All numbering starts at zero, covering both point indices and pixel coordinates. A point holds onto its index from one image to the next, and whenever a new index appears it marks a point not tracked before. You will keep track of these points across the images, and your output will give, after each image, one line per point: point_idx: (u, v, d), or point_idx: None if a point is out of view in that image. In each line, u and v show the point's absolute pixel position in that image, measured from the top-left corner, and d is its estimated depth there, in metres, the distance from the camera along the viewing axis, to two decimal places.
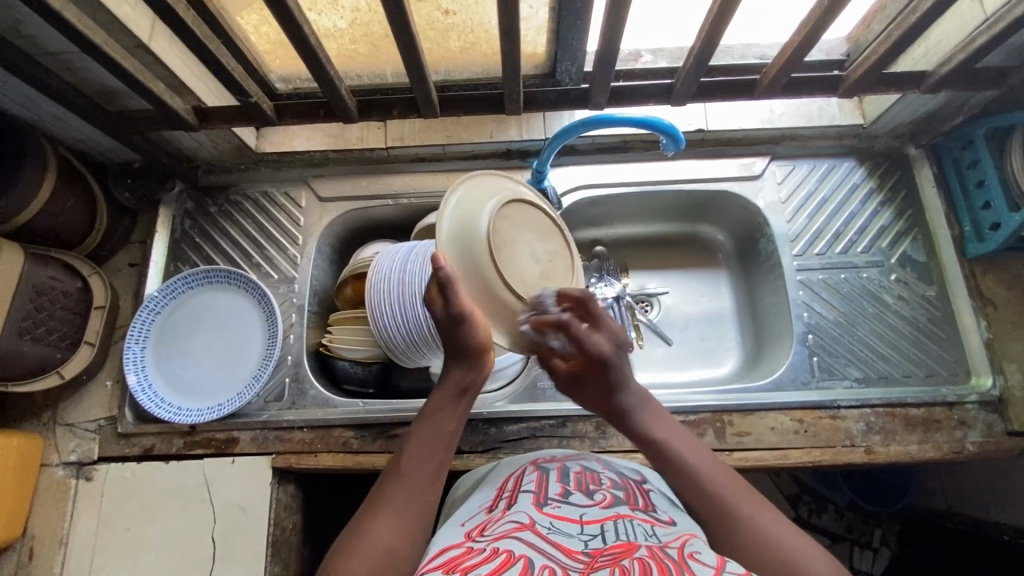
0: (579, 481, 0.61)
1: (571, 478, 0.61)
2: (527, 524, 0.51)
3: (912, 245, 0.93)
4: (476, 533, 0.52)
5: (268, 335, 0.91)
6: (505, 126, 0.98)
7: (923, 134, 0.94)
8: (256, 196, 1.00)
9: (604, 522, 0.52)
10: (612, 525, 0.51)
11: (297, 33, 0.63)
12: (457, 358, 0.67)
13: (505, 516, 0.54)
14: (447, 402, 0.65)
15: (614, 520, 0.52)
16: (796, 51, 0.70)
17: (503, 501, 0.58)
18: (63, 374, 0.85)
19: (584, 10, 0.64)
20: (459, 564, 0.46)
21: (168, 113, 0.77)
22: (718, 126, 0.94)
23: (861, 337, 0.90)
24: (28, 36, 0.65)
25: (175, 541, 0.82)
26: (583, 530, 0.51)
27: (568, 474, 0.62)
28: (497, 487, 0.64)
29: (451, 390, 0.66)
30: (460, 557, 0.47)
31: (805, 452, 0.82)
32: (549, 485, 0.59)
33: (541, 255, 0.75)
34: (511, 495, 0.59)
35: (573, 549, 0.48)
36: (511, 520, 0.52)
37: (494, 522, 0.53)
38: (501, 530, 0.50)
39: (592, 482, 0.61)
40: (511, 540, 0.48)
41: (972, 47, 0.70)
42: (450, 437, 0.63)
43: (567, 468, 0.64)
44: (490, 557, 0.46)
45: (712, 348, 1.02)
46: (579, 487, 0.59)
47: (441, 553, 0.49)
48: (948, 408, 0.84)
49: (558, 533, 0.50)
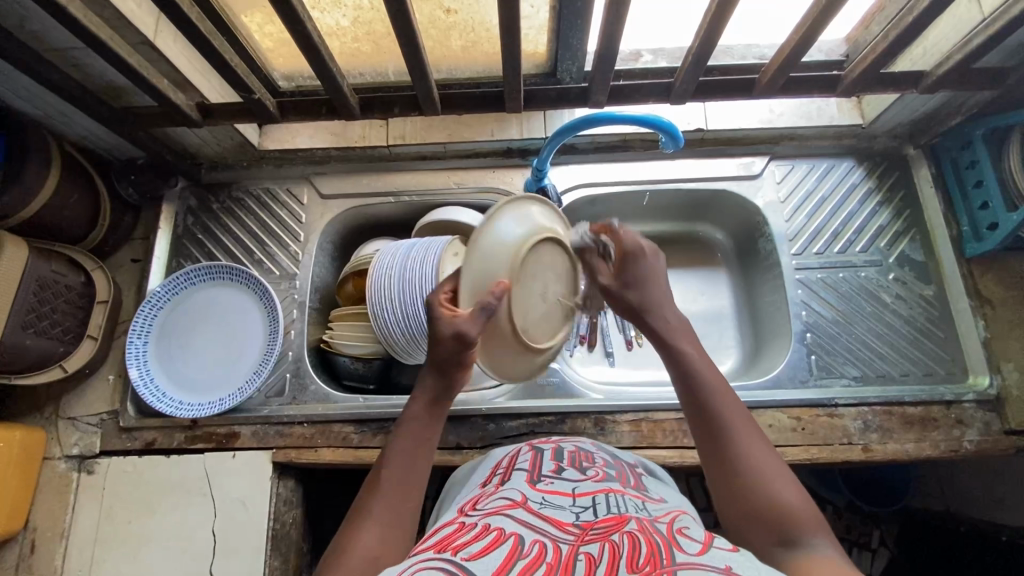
0: (572, 459, 0.62)
1: (564, 456, 0.62)
2: (518, 500, 0.51)
3: (911, 244, 0.94)
4: (468, 508, 0.53)
5: (269, 331, 0.92)
6: (506, 125, 0.98)
7: (922, 134, 0.94)
8: (258, 193, 1.01)
9: (596, 495, 0.53)
10: (604, 498, 0.52)
11: (300, 30, 0.63)
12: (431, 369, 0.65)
13: (498, 492, 0.55)
14: (422, 412, 0.64)
15: (606, 493, 0.53)
16: (794, 51, 0.71)
17: (497, 476, 0.60)
18: (66, 368, 0.86)
19: (585, 9, 0.65)
20: (451, 542, 0.45)
21: (172, 109, 0.77)
22: (717, 126, 0.95)
23: (859, 336, 0.90)
24: (34, 31, 0.66)
25: (175, 534, 0.83)
26: (574, 503, 0.51)
27: (562, 453, 0.63)
28: (494, 466, 0.65)
29: (425, 400, 0.65)
30: (452, 535, 0.47)
31: (802, 449, 0.82)
32: (542, 464, 0.60)
33: (551, 297, 0.72)
34: (505, 472, 0.60)
35: (564, 521, 0.48)
36: (503, 496, 0.53)
37: (486, 497, 0.54)
38: (493, 505, 0.51)
39: (586, 460, 0.62)
40: (502, 516, 0.49)
41: (969, 47, 0.71)
42: (429, 446, 0.62)
43: (562, 449, 0.64)
44: (480, 534, 0.46)
45: (711, 347, 1.02)
46: (572, 463, 0.60)
47: (435, 531, 0.49)
48: (945, 407, 0.84)
49: (550, 507, 0.50)
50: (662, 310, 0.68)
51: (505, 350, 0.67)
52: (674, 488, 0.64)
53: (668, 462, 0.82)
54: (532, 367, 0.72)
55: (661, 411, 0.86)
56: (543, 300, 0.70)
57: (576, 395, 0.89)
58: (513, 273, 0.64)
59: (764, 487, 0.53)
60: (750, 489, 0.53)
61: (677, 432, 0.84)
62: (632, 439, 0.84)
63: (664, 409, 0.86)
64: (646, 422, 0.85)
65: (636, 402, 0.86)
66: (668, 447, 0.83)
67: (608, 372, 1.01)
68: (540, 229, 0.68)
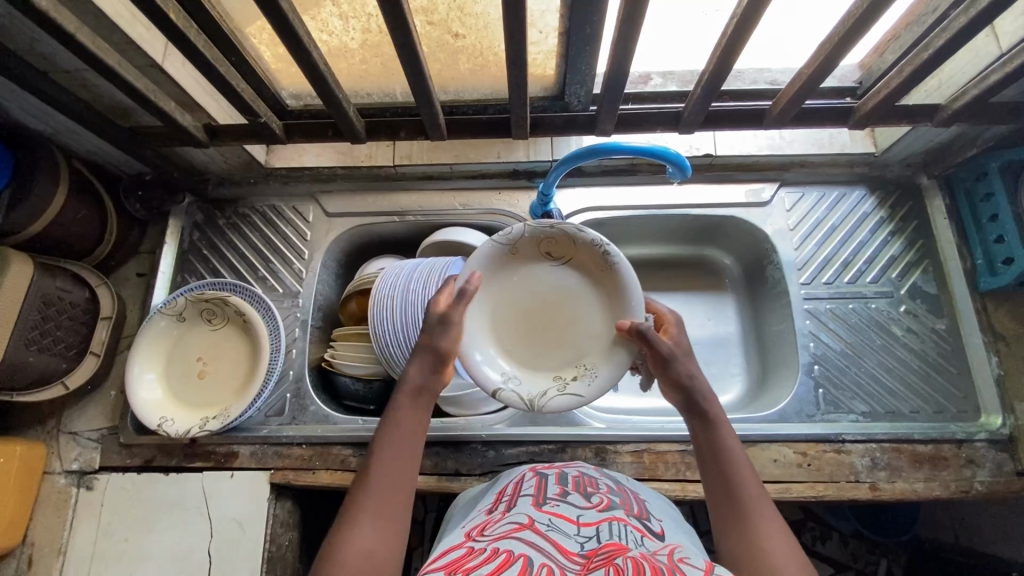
0: (577, 484, 0.61)
1: (568, 481, 0.61)
2: (525, 523, 0.50)
3: (923, 276, 0.92)
4: (475, 533, 0.52)
5: (250, 353, 0.90)
6: (513, 147, 0.98)
7: (936, 164, 0.93)
8: (264, 210, 1.01)
9: (600, 523, 0.52)
10: (607, 527, 0.51)
11: (307, 59, 0.63)
12: (415, 361, 0.64)
13: (505, 516, 0.53)
14: (411, 402, 0.61)
15: (609, 522, 0.52)
16: (805, 84, 0.70)
17: (503, 503, 0.58)
18: (68, 385, 0.86)
19: (594, 36, 0.63)
20: (461, 565, 0.44)
21: (180, 131, 0.78)
22: (726, 151, 0.93)
23: (867, 369, 0.88)
24: (43, 54, 0.67)
25: (169, 555, 0.82)
26: (580, 531, 0.50)
27: (566, 478, 0.62)
28: (498, 494, 0.63)
29: (410, 390, 0.62)
30: (462, 559, 0.45)
31: (807, 486, 0.80)
32: (547, 487, 0.59)
33: (188, 374, 0.89)
34: (511, 498, 0.58)
35: (569, 549, 0.47)
36: (509, 520, 0.51)
37: (493, 522, 0.53)
38: (500, 529, 0.49)
39: (590, 486, 0.61)
40: (510, 539, 0.47)
41: (985, 83, 0.69)
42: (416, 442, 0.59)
43: (566, 473, 0.63)
44: (490, 557, 0.44)
45: (716, 374, 1.01)
46: (577, 489, 0.59)
47: (443, 554, 0.48)
48: (956, 446, 0.82)
49: (556, 532, 0.49)
50: (701, 384, 0.63)
51: (227, 400, 0.87)
52: (679, 522, 0.62)
53: (671, 496, 0.81)
54: (198, 423, 0.85)
55: (664, 442, 0.84)
56: (198, 373, 0.89)
57: (576, 422, 0.87)
58: (234, 343, 0.91)
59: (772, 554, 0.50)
60: (759, 555, 0.50)
61: (679, 465, 0.83)
62: (634, 471, 0.83)
63: (667, 440, 0.84)
64: (648, 454, 0.84)
65: (638, 432, 0.85)
66: (670, 480, 0.82)
67: (612, 399, 1.00)
68: (199, 310, 0.91)
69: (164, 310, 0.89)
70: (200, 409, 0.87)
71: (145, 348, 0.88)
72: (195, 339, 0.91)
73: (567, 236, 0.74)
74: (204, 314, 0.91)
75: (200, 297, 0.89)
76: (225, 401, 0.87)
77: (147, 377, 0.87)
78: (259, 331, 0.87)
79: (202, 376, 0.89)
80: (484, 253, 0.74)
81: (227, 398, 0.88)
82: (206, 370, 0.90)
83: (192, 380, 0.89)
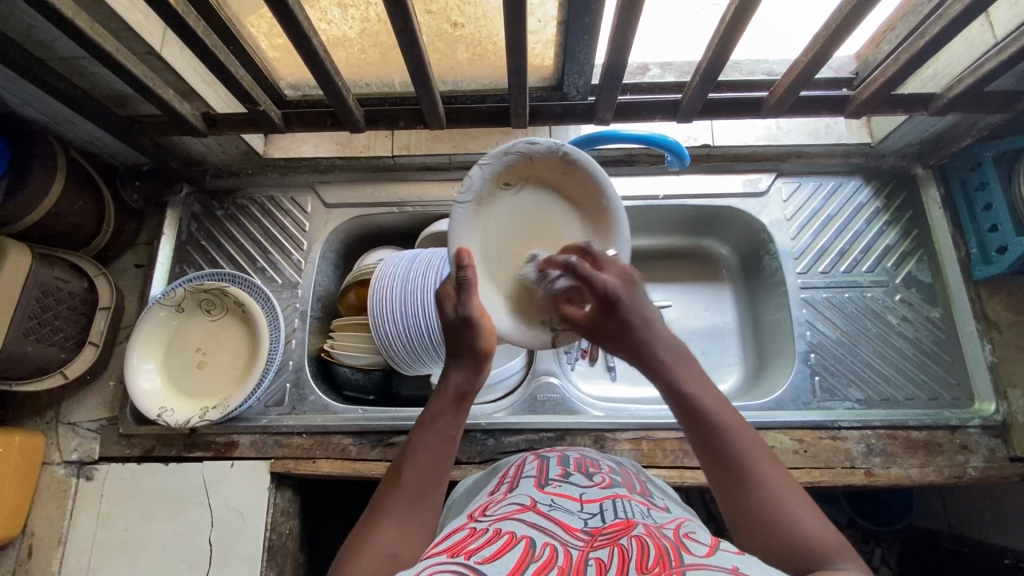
0: (579, 465, 0.61)
1: (570, 462, 0.62)
2: (528, 505, 0.50)
3: (918, 265, 0.93)
4: (478, 515, 0.52)
5: (248, 343, 0.90)
6: (512, 138, 0.98)
7: (931, 154, 0.93)
8: (262, 201, 1.01)
9: (603, 501, 0.52)
10: (611, 504, 0.51)
11: (306, 47, 0.63)
12: (463, 363, 0.64)
13: (507, 498, 0.54)
14: (450, 405, 0.61)
15: (613, 499, 0.52)
16: (803, 72, 0.70)
17: (505, 484, 0.59)
18: (67, 374, 0.86)
19: (594, 24, 0.63)
20: (464, 547, 0.44)
21: (178, 120, 0.78)
22: (723, 142, 0.94)
23: (862, 357, 0.89)
24: (42, 41, 0.67)
25: (170, 544, 0.82)
26: (582, 508, 0.50)
27: (568, 459, 0.63)
28: (501, 476, 0.64)
29: (449, 394, 0.61)
30: (465, 541, 0.45)
31: (803, 472, 0.81)
32: (549, 469, 0.60)
33: (188, 364, 0.90)
34: (513, 480, 0.59)
35: (573, 527, 0.47)
36: (512, 502, 0.52)
37: (496, 504, 0.53)
38: (502, 511, 0.50)
39: (592, 466, 0.61)
40: (513, 520, 0.48)
41: (980, 72, 0.70)
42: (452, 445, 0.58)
43: (567, 455, 0.64)
44: (492, 539, 0.44)
45: (714, 363, 1.02)
46: (578, 469, 0.60)
47: (447, 537, 0.48)
48: (950, 432, 0.83)
49: (559, 511, 0.50)
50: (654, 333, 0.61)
51: (227, 390, 0.88)
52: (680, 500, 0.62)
53: (669, 482, 0.81)
54: (197, 413, 0.85)
55: (661, 429, 0.85)
56: (198, 363, 0.90)
57: (575, 411, 0.88)
58: (233, 332, 0.91)
59: (814, 551, 0.44)
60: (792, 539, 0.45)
61: (677, 452, 0.83)
62: (632, 457, 0.83)
63: (664, 427, 0.85)
64: (646, 441, 0.85)
65: (637, 421, 0.86)
66: (668, 467, 0.83)
67: (609, 388, 1.00)
68: (200, 301, 0.91)
69: (162, 300, 0.89)
70: (199, 399, 0.88)
71: (144, 337, 0.87)
72: (195, 330, 0.91)
73: (520, 158, 0.68)
74: (204, 306, 0.91)
75: (197, 288, 0.89)
76: (225, 391, 0.88)
77: (145, 367, 0.87)
78: (259, 322, 0.87)
79: (202, 366, 0.90)
80: (459, 232, 0.68)
81: (226, 389, 0.88)
82: (205, 360, 0.90)
83: (191, 370, 0.89)
